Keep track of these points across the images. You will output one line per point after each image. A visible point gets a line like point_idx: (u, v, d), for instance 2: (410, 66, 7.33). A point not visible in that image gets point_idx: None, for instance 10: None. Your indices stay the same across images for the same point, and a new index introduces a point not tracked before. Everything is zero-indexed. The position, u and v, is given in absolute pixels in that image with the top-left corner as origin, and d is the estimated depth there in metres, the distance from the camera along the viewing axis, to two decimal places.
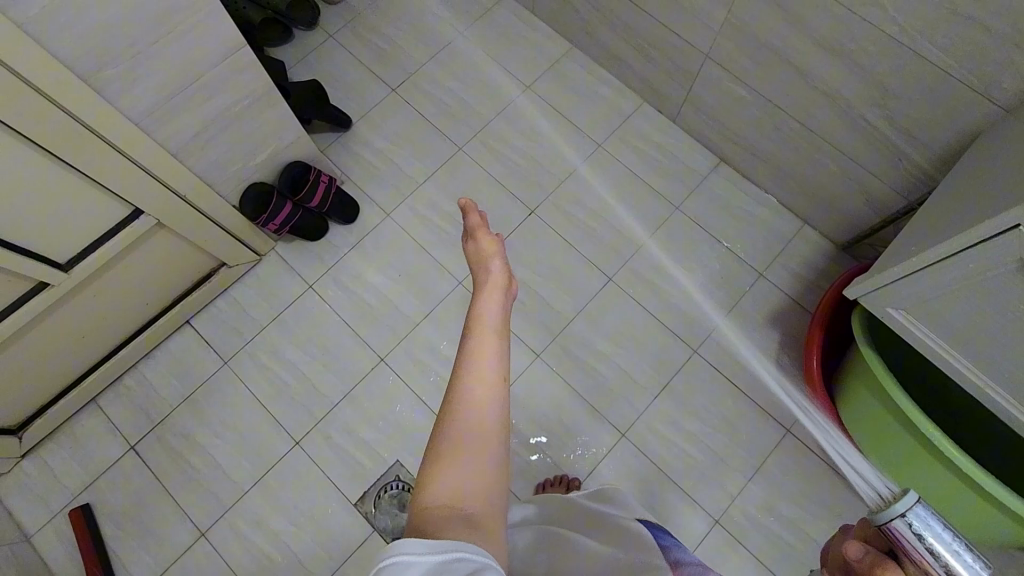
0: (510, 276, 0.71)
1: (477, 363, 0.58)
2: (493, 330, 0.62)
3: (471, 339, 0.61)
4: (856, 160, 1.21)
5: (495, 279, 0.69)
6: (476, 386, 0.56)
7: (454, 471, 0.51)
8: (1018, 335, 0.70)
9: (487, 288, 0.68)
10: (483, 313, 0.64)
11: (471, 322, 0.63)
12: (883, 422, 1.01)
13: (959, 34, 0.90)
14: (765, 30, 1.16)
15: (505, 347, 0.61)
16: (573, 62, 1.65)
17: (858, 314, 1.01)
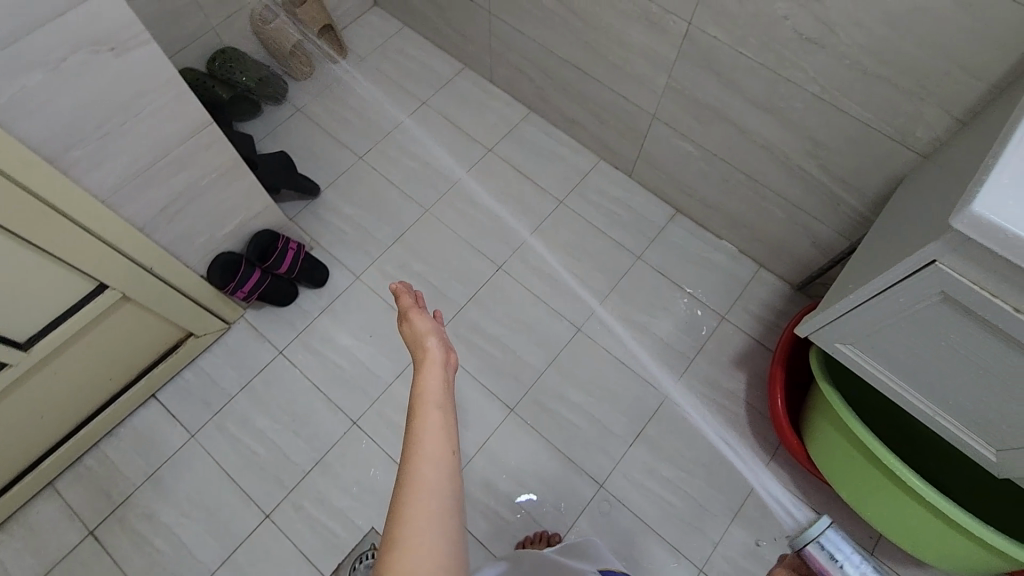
0: (449, 348, 0.75)
1: (425, 441, 0.62)
2: (437, 404, 0.66)
3: (417, 419, 0.64)
4: (799, 205, 1.29)
5: (434, 355, 0.73)
6: (426, 463, 0.59)
7: (414, 551, 0.52)
8: (952, 363, 0.74)
9: (427, 364, 0.72)
10: (425, 389, 0.68)
11: (415, 401, 0.66)
12: (852, 460, 1.03)
13: (873, 92, 0.99)
14: (703, 92, 1.25)
15: (450, 421, 0.65)
16: (532, 125, 1.74)
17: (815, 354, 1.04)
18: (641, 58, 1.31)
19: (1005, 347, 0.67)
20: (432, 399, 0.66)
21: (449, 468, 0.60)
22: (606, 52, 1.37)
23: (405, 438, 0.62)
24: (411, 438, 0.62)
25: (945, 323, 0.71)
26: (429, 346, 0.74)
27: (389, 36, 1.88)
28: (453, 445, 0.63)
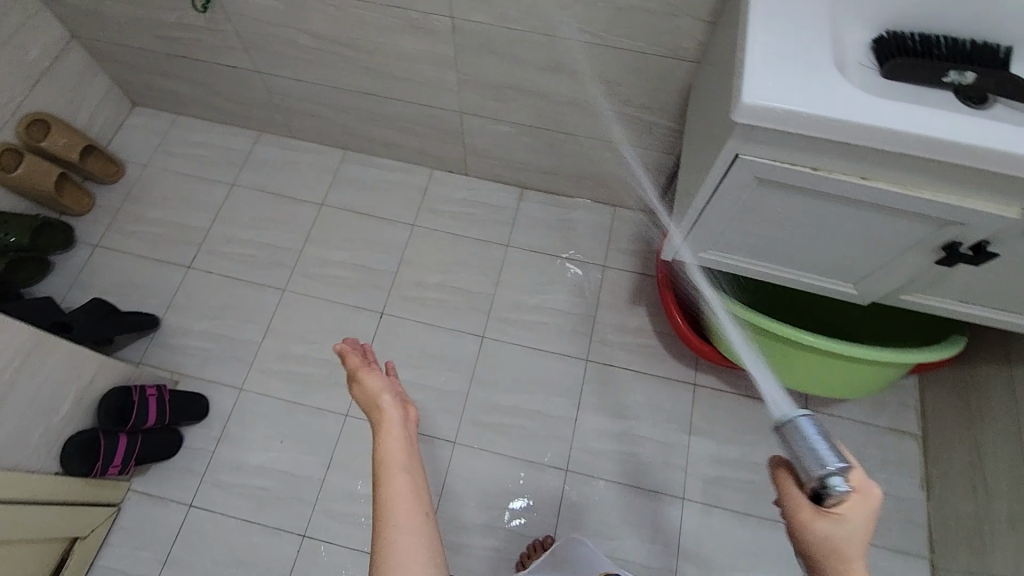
0: (404, 399, 0.69)
1: (394, 510, 0.57)
2: (403, 466, 0.60)
3: (383, 486, 0.59)
4: (620, 141, 1.36)
5: (392, 412, 0.66)
6: (400, 535, 0.55)
7: None
8: (791, 232, 0.82)
9: (384, 422, 0.65)
10: (387, 451, 0.62)
11: (378, 467, 0.61)
12: (759, 344, 1.11)
13: (632, 22, 1.06)
14: (493, 73, 1.27)
15: (420, 482, 0.60)
16: (353, 164, 1.67)
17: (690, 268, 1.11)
18: (423, 64, 1.30)
19: (819, 202, 0.74)
20: (398, 461, 0.60)
21: (426, 537, 0.55)
22: (390, 69, 1.35)
23: (373, 512, 0.57)
24: (380, 512, 0.57)
25: (768, 202, 0.77)
26: (385, 402, 0.67)
27: (165, 132, 1.72)
28: (426, 508, 0.58)
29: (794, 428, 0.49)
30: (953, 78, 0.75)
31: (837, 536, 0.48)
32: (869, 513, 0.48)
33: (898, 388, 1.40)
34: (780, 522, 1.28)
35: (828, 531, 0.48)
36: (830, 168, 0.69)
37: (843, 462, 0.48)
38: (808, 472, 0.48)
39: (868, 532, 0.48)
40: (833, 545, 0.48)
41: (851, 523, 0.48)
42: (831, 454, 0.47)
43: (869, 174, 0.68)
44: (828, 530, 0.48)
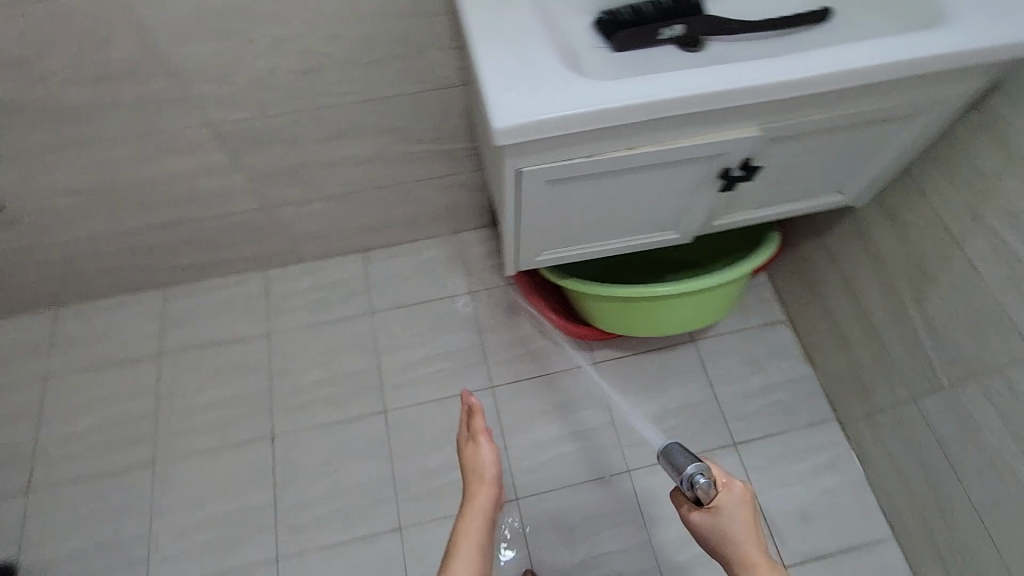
0: (500, 477, 0.85)
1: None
2: (476, 546, 0.79)
3: (455, 556, 0.78)
4: (433, 176, 1.37)
5: (485, 484, 0.83)
6: None
7: None
8: (599, 211, 0.87)
9: (478, 493, 0.83)
10: (470, 526, 0.80)
11: (459, 534, 0.80)
12: (629, 309, 1.19)
13: (388, 70, 1.07)
14: (280, 160, 1.22)
15: (482, 562, 0.79)
16: (178, 298, 1.53)
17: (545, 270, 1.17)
18: (204, 177, 1.22)
19: (608, 179, 0.80)
20: (474, 544, 0.79)
21: None
22: (171, 194, 1.25)
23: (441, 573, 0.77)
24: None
25: (568, 196, 0.81)
26: (484, 472, 0.84)
27: None
28: None
29: (667, 452, 0.71)
30: (668, 35, 0.85)
31: (718, 521, 0.67)
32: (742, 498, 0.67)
33: (755, 288, 1.56)
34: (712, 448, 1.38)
35: (712, 518, 0.67)
36: (599, 150, 0.74)
37: (705, 466, 0.68)
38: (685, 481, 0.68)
39: (745, 514, 0.67)
40: (719, 529, 0.67)
41: (727, 510, 0.67)
42: (693, 463, 0.67)
43: (633, 144, 0.74)
44: (711, 519, 0.67)
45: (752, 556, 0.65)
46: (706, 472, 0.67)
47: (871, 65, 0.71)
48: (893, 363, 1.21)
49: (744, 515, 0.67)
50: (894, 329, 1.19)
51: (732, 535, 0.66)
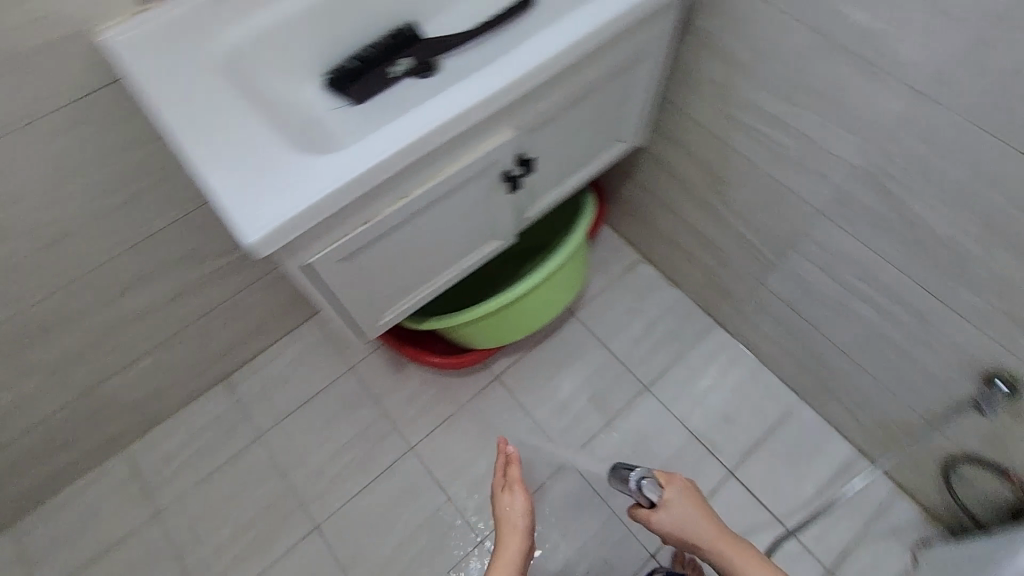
0: (529, 525, 0.96)
1: None
2: None
3: None
4: (256, 279, 1.29)
5: (519, 532, 0.95)
6: None
7: None
8: (413, 258, 0.87)
9: (509, 537, 0.95)
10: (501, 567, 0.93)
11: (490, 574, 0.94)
12: (500, 320, 1.22)
13: (146, 204, 0.98)
14: (75, 339, 1.09)
15: None
16: (34, 524, 1.32)
17: (407, 321, 1.16)
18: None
19: (401, 231, 0.79)
20: None
21: None
22: None
23: None
24: None
25: (372, 260, 0.80)
26: (517, 519, 0.96)
27: None
28: None
29: (616, 471, 0.94)
30: (398, 71, 0.85)
31: (674, 514, 0.87)
32: (686, 491, 0.89)
33: (603, 242, 1.66)
34: (628, 402, 1.47)
35: (668, 515, 0.88)
36: (375, 211, 0.73)
37: (648, 472, 0.90)
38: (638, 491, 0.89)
39: (696, 506, 0.88)
40: (675, 520, 0.87)
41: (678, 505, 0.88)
42: (635, 471, 0.90)
43: (404, 192, 0.74)
44: (669, 516, 0.88)
45: (710, 534, 0.87)
46: (650, 478, 0.89)
47: (564, 44, 0.77)
48: (732, 261, 1.33)
49: (692, 506, 0.88)
50: (719, 234, 1.31)
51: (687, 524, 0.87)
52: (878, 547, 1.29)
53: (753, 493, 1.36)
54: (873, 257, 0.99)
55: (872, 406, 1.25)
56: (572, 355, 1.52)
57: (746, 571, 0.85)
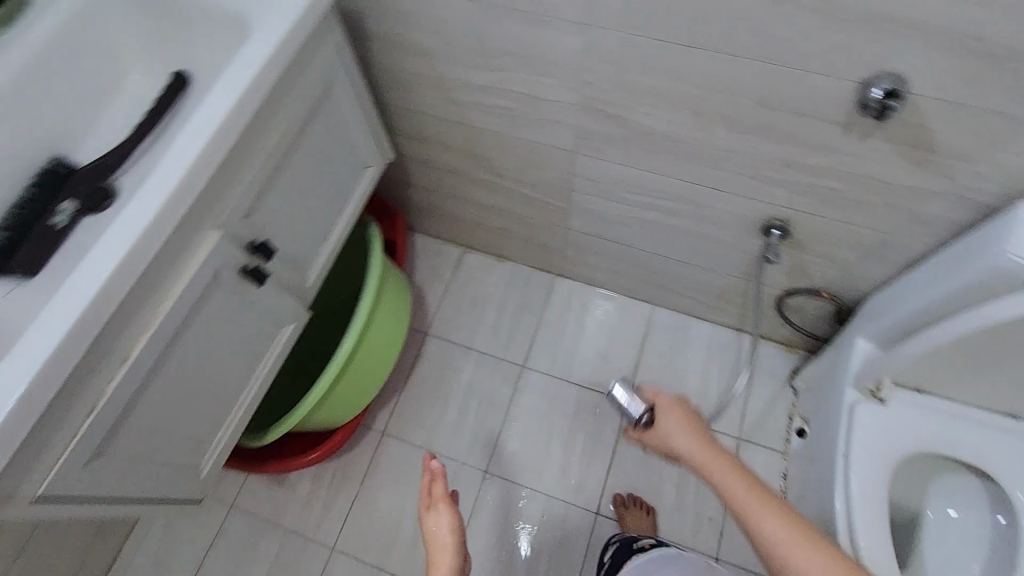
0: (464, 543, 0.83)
1: None
2: None
3: None
4: None
5: (449, 550, 0.81)
6: None
7: None
8: (191, 401, 0.77)
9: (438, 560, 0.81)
10: None
11: None
12: (347, 384, 1.15)
13: None
14: None
15: None
16: None
17: (249, 442, 1.04)
18: None
19: (151, 391, 0.70)
20: None
21: None
22: None
23: None
24: None
25: (135, 435, 0.70)
26: (447, 537, 0.82)
27: None
28: None
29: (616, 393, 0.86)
30: (64, 219, 0.71)
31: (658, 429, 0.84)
32: (680, 417, 0.81)
33: (422, 253, 1.63)
34: (514, 388, 1.48)
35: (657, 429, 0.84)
36: (96, 396, 0.63)
37: (645, 406, 0.84)
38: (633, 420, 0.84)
39: (689, 420, 0.81)
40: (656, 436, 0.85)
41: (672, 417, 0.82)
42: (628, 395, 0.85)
43: (120, 357, 0.64)
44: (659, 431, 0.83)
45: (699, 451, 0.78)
46: (644, 411, 0.83)
47: (221, 120, 0.68)
48: (535, 221, 1.35)
49: (686, 429, 0.80)
50: (510, 203, 1.31)
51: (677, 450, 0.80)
52: (767, 398, 1.41)
53: None
54: (633, 172, 1.04)
55: (704, 287, 1.35)
56: (444, 373, 1.50)
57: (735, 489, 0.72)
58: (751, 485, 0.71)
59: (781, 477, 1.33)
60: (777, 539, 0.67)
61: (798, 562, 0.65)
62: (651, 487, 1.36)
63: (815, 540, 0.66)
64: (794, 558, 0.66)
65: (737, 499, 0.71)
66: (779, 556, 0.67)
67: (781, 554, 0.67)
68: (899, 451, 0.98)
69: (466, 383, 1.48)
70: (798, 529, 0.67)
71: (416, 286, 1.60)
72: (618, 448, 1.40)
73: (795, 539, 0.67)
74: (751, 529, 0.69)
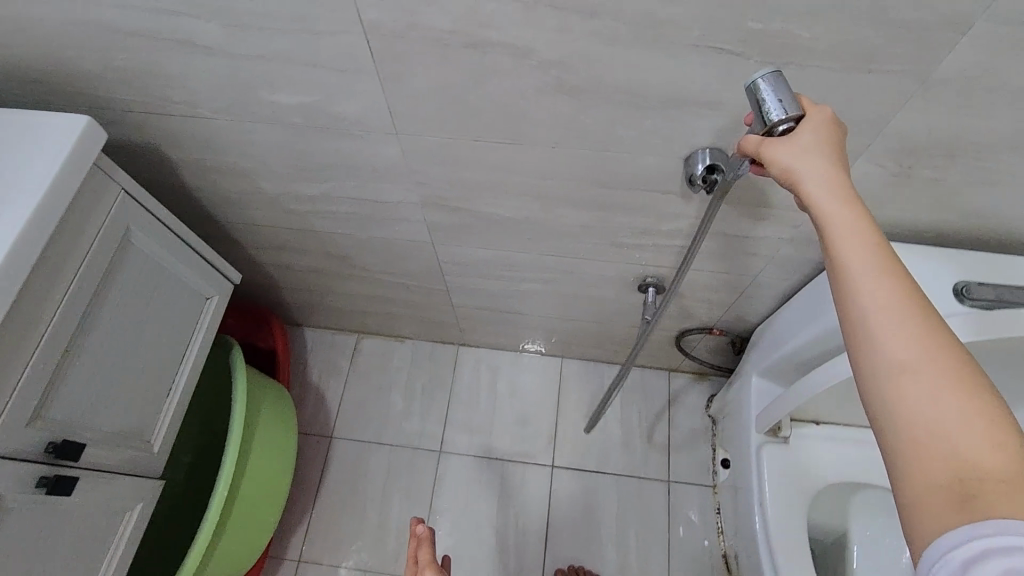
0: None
1: None
2: None
3: None
4: None
5: None
6: None
7: None
8: None
9: None
10: None
11: None
12: (238, 526, 1.04)
13: None
14: None
15: None
16: None
17: None
18: None
19: None
20: None
21: None
22: None
23: None
24: None
25: None
26: None
27: None
28: None
29: (758, 85, 0.49)
30: None
31: (784, 147, 0.46)
32: (829, 139, 0.46)
33: (314, 348, 1.52)
34: (432, 476, 1.38)
35: (789, 144, 0.46)
36: None
37: (795, 113, 0.47)
38: (765, 129, 0.49)
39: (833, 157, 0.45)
40: (787, 156, 0.46)
41: (805, 139, 0.46)
42: (776, 89, 0.48)
43: None
44: (786, 149, 0.46)
45: (843, 199, 0.42)
46: (789, 116, 0.47)
47: None
48: (420, 303, 1.27)
49: (823, 156, 0.44)
50: (388, 291, 1.23)
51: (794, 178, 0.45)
52: (689, 432, 1.39)
53: (580, 468, 1.37)
54: (497, 253, 0.98)
55: (603, 337, 1.31)
56: (356, 476, 1.38)
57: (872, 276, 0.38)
58: (886, 253, 0.39)
59: (716, 512, 1.31)
60: (883, 338, 0.36)
61: (895, 380, 0.35)
62: (590, 553, 1.29)
63: (954, 358, 0.35)
64: (906, 368, 0.35)
65: (850, 263, 0.39)
66: (877, 357, 0.36)
67: (879, 357, 0.36)
68: (815, 480, 0.99)
69: (381, 483, 1.37)
70: (930, 335, 0.35)
71: (312, 385, 1.48)
72: (551, 518, 1.33)
73: (914, 345, 0.35)
74: (849, 320, 0.38)
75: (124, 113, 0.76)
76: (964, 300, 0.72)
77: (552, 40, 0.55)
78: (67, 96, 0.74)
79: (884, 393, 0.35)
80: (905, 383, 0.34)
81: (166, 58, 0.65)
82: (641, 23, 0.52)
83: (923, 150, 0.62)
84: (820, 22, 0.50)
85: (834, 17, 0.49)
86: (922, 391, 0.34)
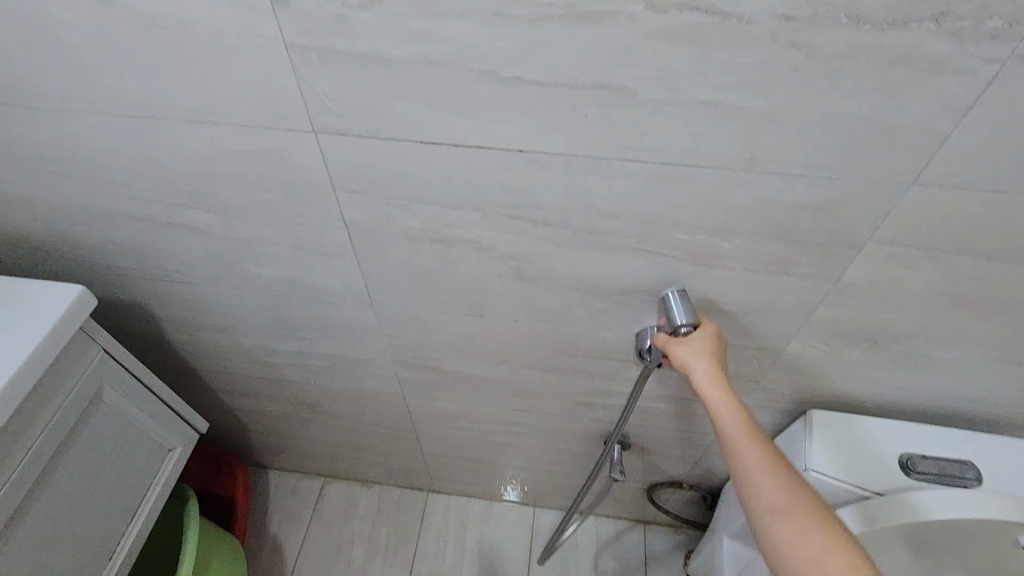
0: None
1: None
2: None
3: None
4: None
5: None
6: None
7: None
8: None
9: None
10: None
11: None
12: None
13: None
14: None
15: None
16: None
17: None
18: None
19: None
20: None
21: None
22: None
23: None
24: None
25: None
26: None
27: None
28: None
29: (666, 298, 0.65)
30: None
31: (681, 346, 0.63)
32: (712, 336, 0.63)
33: (276, 493, 1.46)
34: None
35: (684, 343, 0.63)
36: None
37: (692, 320, 0.63)
38: (671, 328, 0.64)
39: (714, 355, 0.62)
40: (682, 354, 0.63)
41: (696, 339, 0.63)
42: (681, 305, 0.64)
43: None
44: (682, 348, 0.63)
45: (721, 390, 0.60)
46: (687, 322, 0.63)
47: None
48: (389, 450, 1.26)
49: (705, 353, 0.62)
50: (357, 438, 1.22)
51: (692, 373, 0.61)
52: None
53: None
54: (465, 407, 1.00)
55: (574, 489, 1.29)
56: None
57: (747, 446, 0.56)
58: (753, 429, 0.57)
59: None
60: (765, 494, 0.53)
61: (784, 528, 0.52)
62: None
63: (811, 503, 0.52)
64: (783, 515, 0.52)
65: (733, 437, 0.57)
66: (771, 512, 0.53)
67: (771, 511, 0.53)
68: None
69: None
70: (792, 488, 0.53)
71: (270, 535, 1.39)
72: None
73: (786, 498, 0.53)
74: (744, 481, 0.55)
75: (117, 277, 0.81)
76: (911, 474, 0.76)
77: (510, 239, 0.62)
78: (64, 262, 0.80)
79: (778, 538, 0.52)
80: (787, 525, 0.52)
81: (164, 237, 0.72)
82: (586, 231, 0.60)
83: (848, 335, 0.68)
84: (739, 237, 0.58)
85: (749, 234, 0.57)
86: (797, 530, 0.51)
